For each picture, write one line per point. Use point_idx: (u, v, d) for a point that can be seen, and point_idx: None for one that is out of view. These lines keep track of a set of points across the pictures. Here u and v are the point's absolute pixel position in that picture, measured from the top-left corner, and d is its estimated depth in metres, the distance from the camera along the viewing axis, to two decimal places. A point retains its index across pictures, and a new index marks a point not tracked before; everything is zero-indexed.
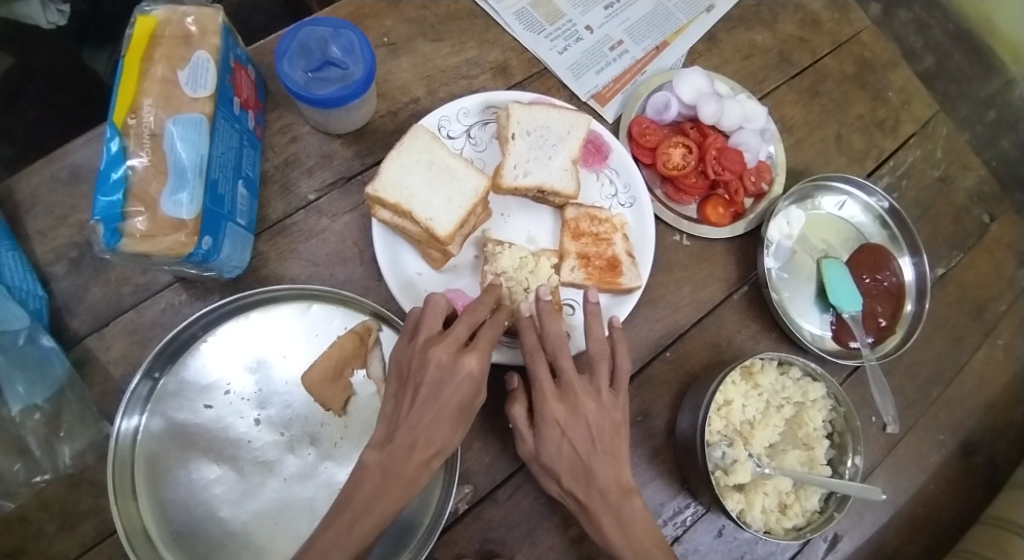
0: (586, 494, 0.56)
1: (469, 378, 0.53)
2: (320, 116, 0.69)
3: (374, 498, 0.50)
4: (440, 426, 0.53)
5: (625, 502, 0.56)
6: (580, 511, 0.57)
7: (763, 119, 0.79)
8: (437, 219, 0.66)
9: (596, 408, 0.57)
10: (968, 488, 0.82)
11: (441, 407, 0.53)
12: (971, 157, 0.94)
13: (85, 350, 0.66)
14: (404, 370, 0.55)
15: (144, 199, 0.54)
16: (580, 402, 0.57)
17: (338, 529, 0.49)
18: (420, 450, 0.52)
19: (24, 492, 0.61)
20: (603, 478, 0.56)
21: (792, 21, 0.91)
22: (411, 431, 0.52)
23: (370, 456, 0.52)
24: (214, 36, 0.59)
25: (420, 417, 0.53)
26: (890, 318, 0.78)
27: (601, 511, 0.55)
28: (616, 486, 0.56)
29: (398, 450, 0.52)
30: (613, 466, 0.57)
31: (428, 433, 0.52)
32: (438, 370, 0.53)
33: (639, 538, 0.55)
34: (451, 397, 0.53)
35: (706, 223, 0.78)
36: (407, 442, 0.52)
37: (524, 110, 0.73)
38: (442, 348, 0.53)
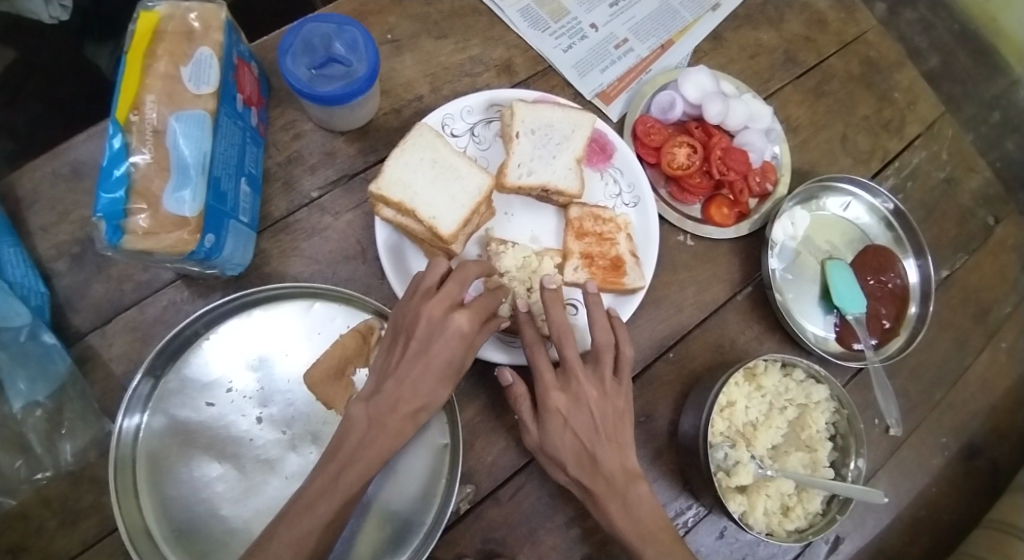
0: (589, 479, 0.55)
1: (459, 333, 0.54)
2: (323, 113, 0.69)
3: (361, 448, 0.51)
4: (427, 381, 0.53)
5: (630, 486, 0.56)
6: (586, 495, 0.57)
7: (768, 119, 0.79)
8: (440, 218, 0.66)
9: (567, 399, 0.57)
10: (970, 491, 0.82)
11: (429, 361, 0.53)
12: (976, 159, 0.93)
13: (87, 347, 0.66)
14: (398, 325, 0.56)
15: (146, 196, 0.54)
16: (546, 396, 0.56)
17: (327, 474, 0.50)
18: (406, 403, 0.53)
19: (26, 488, 0.61)
20: (603, 463, 0.55)
21: (798, 21, 0.91)
22: (398, 383, 0.53)
23: (357, 409, 0.53)
24: (218, 32, 0.59)
25: (408, 371, 0.53)
26: (894, 320, 0.78)
27: (602, 495, 0.55)
28: (621, 471, 0.56)
29: (384, 401, 0.52)
30: (615, 451, 0.57)
31: (414, 386, 0.53)
32: (428, 324, 0.54)
33: (643, 520, 0.54)
34: (439, 352, 0.53)
35: (711, 223, 0.78)
36: (393, 396, 0.53)
37: (528, 108, 0.72)
38: (434, 304, 0.54)
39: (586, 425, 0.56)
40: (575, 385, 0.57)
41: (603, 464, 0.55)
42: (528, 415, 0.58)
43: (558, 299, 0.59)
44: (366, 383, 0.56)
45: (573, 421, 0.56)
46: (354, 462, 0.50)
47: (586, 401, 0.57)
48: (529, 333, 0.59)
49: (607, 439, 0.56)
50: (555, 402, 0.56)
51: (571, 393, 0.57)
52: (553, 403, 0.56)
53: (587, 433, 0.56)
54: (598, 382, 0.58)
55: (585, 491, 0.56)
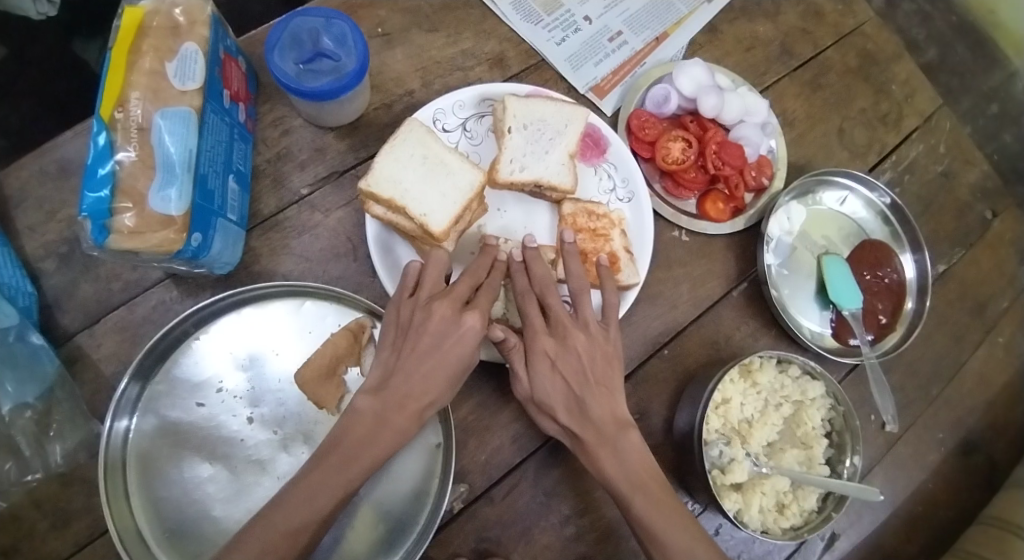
0: (579, 427, 0.56)
1: (472, 332, 0.54)
2: (312, 108, 0.68)
3: (365, 443, 0.50)
4: (437, 378, 0.53)
5: (621, 434, 0.55)
6: (576, 446, 0.57)
7: (764, 112, 0.78)
8: (431, 214, 0.65)
9: (554, 343, 0.57)
10: (966, 487, 0.82)
11: (443, 359, 0.53)
12: (974, 152, 0.92)
13: (76, 347, 0.65)
14: (404, 323, 0.55)
15: (132, 195, 0.53)
16: (533, 340, 0.57)
17: (329, 467, 0.49)
18: (414, 401, 0.52)
19: (17, 490, 0.61)
20: (592, 411, 0.56)
21: (795, 12, 0.89)
22: (407, 379, 0.52)
23: (364, 401, 0.52)
24: (203, 27, 0.58)
25: (418, 365, 0.53)
26: (890, 315, 0.78)
27: (594, 444, 0.55)
28: (612, 419, 0.56)
29: (391, 397, 0.52)
30: (604, 398, 0.56)
31: (422, 383, 0.53)
32: (441, 323, 0.54)
33: (632, 469, 0.54)
34: (451, 350, 0.53)
35: (706, 219, 0.77)
36: (402, 392, 0.52)
37: (521, 102, 0.71)
38: (444, 304, 0.54)
39: (573, 371, 0.56)
40: (563, 330, 0.58)
41: (592, 410, 0.56)
42: (518, 364, 0.58)
43: (539, 258, 0.61)
44: (369, 376, 0.55)
45: (560, 366, 0.57)
46: (357, 458, 0.50)
47: (573, 345, 0.57)
48: (521, 282, 0.60)
49: (597, 391, 0.56)
50: (541, 347, 0.57)
51: (557, 337, 0.58)
52: (540, 346, 0.57)
53: (575, 378, 0.56)
54: (584, 328, 0.58)
55: (576, 441, 0.57)
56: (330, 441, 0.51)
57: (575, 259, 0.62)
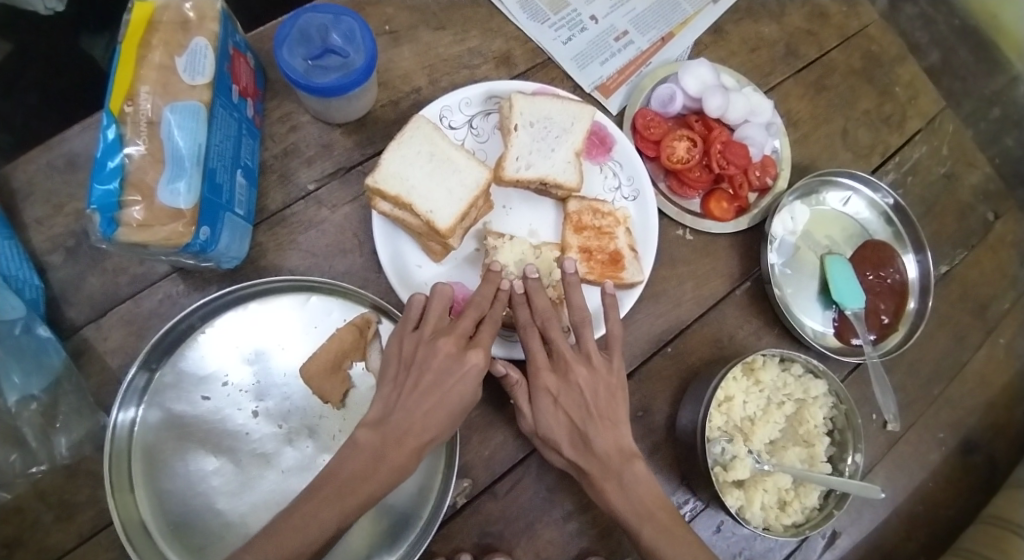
0: (584, 461, 0.56)
1: (474, 371, 0.54)
2: (320, 104, 0.68)
3: (355, 480, 0.50)
4: (438, 415, 0.53)
5: (627, 467, 0.55)
6: (582, 477, 0.57)
7: (768, 113, 0.78)
8: (438, 211, 0.65)
9: (556, 379, 0.57)
10: (966, 487, 0.82)
11: (443, 397, 0.53)
12: (976, 155, 0.93)
13: (82, 340, 0.66)
14: (407, 358, 0.55)
15: (141, 188, 0.53)
16: (535, 376, 0.57)
17: (323, 498, 0.49)
18: (413, 437, 0.52)
19: (21, 482, 0.61)
20: (597, 446, 0.55)
21: (800, 14, 0.90)
22: (406, 416, 0.53)
23: (364, 435, 0.52)
24: (212, 23, 0.58)
25: (418, 404, 0.53)
26: (892, 315, 0.78)
27: (598, 478, 0.55)
28: (617, 451, 0.56)
29: (390, 434, 0.52)
30: (609, 432, 0.56)
31: (424, 419, 0.53)
32: (443, 362, 0.54)
33: (641, 501, 0.55)
34: (453, 388, 0.53)
35: (710, 218, 0.77)
36: (402, 428, 0.52)
37: (527, 100, 0.71)
38: (446, 341, 0.55)
39: (576, 406, 0.56)
40: (566, 366, 0.57)
41: (596, 444, 0.56)
42: (523, 399, 0.58)
43: (541, 289, 0.59)
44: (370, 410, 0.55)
45: (563, 401, 0.56)
46: (353, 492, 0.49)
47: (576, 381, 0.57)
48: (523, 313, 0.59)
49: (599, 424, 0.56)
50: (543, 383, 0.57)
51: (560, 373, 0.57)
52: (542, 382, 0.57)
53: (578, 413, 0.56)
54: (586, 362, 0.58)
55: (581, 474, 0.57)
56: (325, 474, 0.51)
57: (576, 290, 0.60)
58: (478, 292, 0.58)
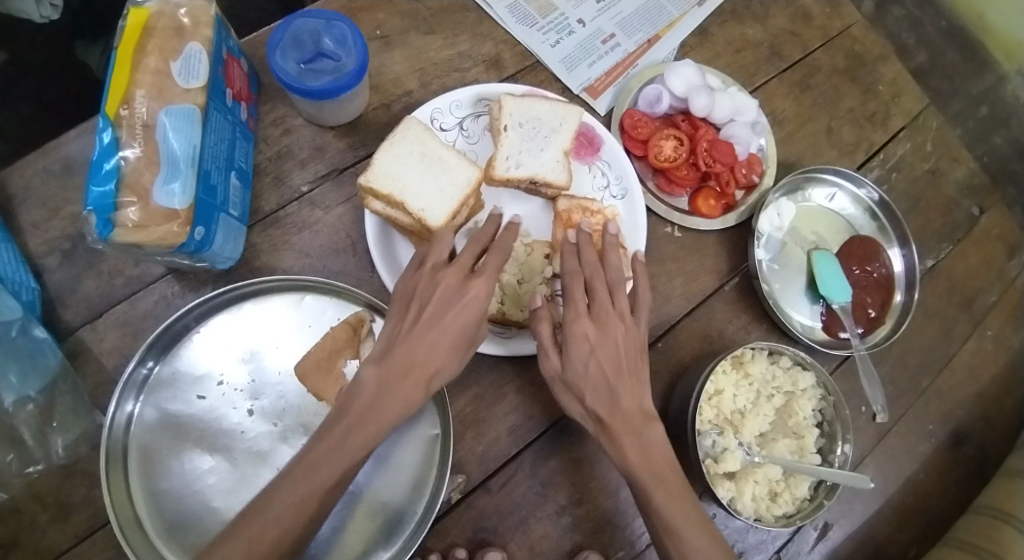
0: (608, 414, 0.55)
1: (476, 301, 0.54)
2: (313, 107, 0.69)
3: (368, 412, 0.50)
4: (442, 346, 0.53)
5: (647, 427, 0.56)
6: (601, 432, 0.56)
7: (754, 111, 0.80)
8: (429, 210, 0.66)
9: (595, 330, 0.57)
10: (957, 477, 0.83)
11: (446, 328, 0.53)
12: (961, 151, 0.95)
13: (78, 341, 0.66)
14: (408, 291, 0.56)
15: (137, 190, 0.54)
16: (573, 322, 0.57)
17: (330, 442, 0.49)
18: (419, 368, 0.52)
19: (18, 482, 0.62)
20: (623, 402, 0.55)
21: (784, 15, 0.92)
22: (410, 348, 0.52)
23: (368, 371, 0.52)
24: (207, 28, 0.59)
25: (421, 337, 0.53)
26: (879, 309, 0.79)
27: (620, 431, 0.55)
28: (639, 411, 0.56)
29: (394, 368, 0.52)
30: (635, 392, 0.57)
31: (427, 351, 0.53)
32: (445, 293, 0.54)
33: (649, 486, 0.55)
34: (454, 319, 0.53)
35: (698, 215, 0.78)
36: (406, 360, 0.52)
37: (516, 101, 0.72)
38: (450, 273, 0.55)
39: (609, 359, 0.56)
40: (604, 319, 0.58)
41: (622, 402, 0.55)
42: (550, 346, 0.58)
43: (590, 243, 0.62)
44: (374, 347, 0.55)
45: (598, 352, 0.56)
46: (362, 426, 0.50)
47: (612, 335, 0.57)
48: (570, 263, 0.61)
49: (627, 383, 0.56)
50: (582, 330, 0.56)
51: (598, 323, 0.58)
52: (580, 329, 0.57)
53: (611, 366, 0.56)
54: (620, 317, 0.59)
55: (601, 428, 0.56)
56: (335, 414, 0.51)
57: (612, 250, 0.63)
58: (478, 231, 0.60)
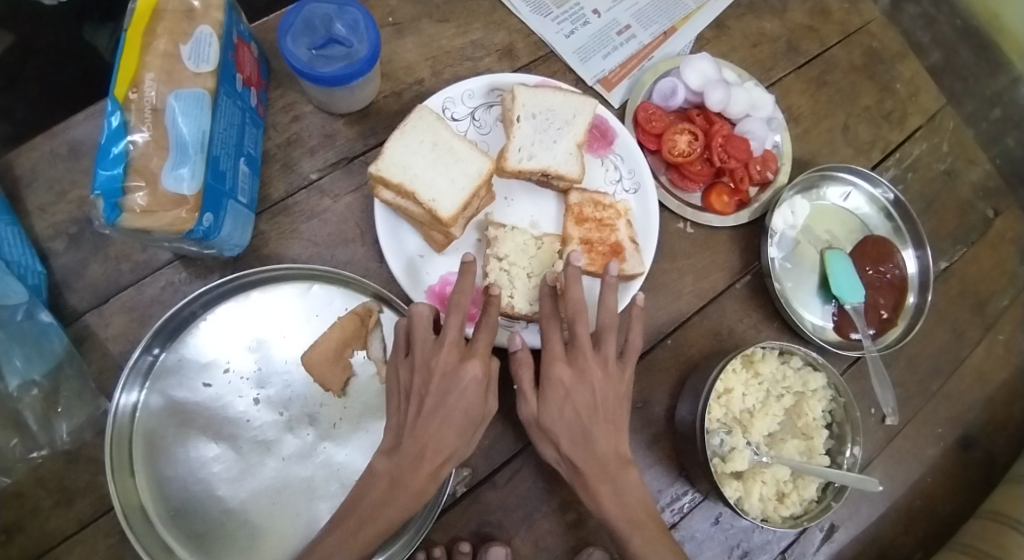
0: (582, 461, 0.56)
1: (474, 381, 0.54)
2: (323, 94, 0.68)
3: (379, 506, 0.53)
4: (447, 434, 0.54)
5: (622, 472, 0.57)
6: (575, 479, 0.57)
7: (769, 108, 0.78)
8: (440, 201, 0.65)
9: (571, 373, 0.58)
10: (965, 481, 0.82)
11: (447, 416, 0.54)
12: (976, 152, 0.93)
13: (84, 327, 0.66)
14: (404, 386, 0.56)
15: (144, 173, 0.53)
16: (550, 366, 0.57)
17: (343, 532, 0.52)
18: (428, 461, 0.53)
19: (21, 467, 0.61)
20: (597, 446, 0.57)
21: (802, 10, 0.90)
22: (416, 439, 0.54)
23: (380, 464, 0.55)
24: (218, 11, 0.58)
25: (425, 428, 0.54)
26: (892, 310, 0.78)
27: (595, 479, 0.56)
28: (614, 456, 0.57)
29: (405, 460, 0.53)
30: (609, 435, 0.58)
31: (435, 443, 0.54)
32: (442, 380, 0.54)
33: (632, 508, 0.56)
34: (455, 405, 0.54)
35: (711, 211, 0.77)
36: (416, 451, 0.53)
37: (529, 93, 0.71)
38: (446, 355, 0.55)
39: (585, 402, 0.57)
40: (582, 363, 0.58)
41: (597, 446, 0.56)
42: (528, 387, 0.58)
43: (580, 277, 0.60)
44: (385, 437, 0.57)
45: (573, 396, 0.57)
46: (373, 519, 0.52)
47: (590, 379, 0.58)
48: (547, 306, 0.61)
49: (603, 427, 0.57)
50: (558, 375, 0.57)
51: (576, 369, 0.58)
52: (556, 374, 0.57)
53: (586, 409, 0.57)
54: (601, 364, 0.59)
55: (575, 474, 0.57)
56: (349, 503, 0.54)
57: (577, 283, 0.60)
58: (458, 287, 0.57)
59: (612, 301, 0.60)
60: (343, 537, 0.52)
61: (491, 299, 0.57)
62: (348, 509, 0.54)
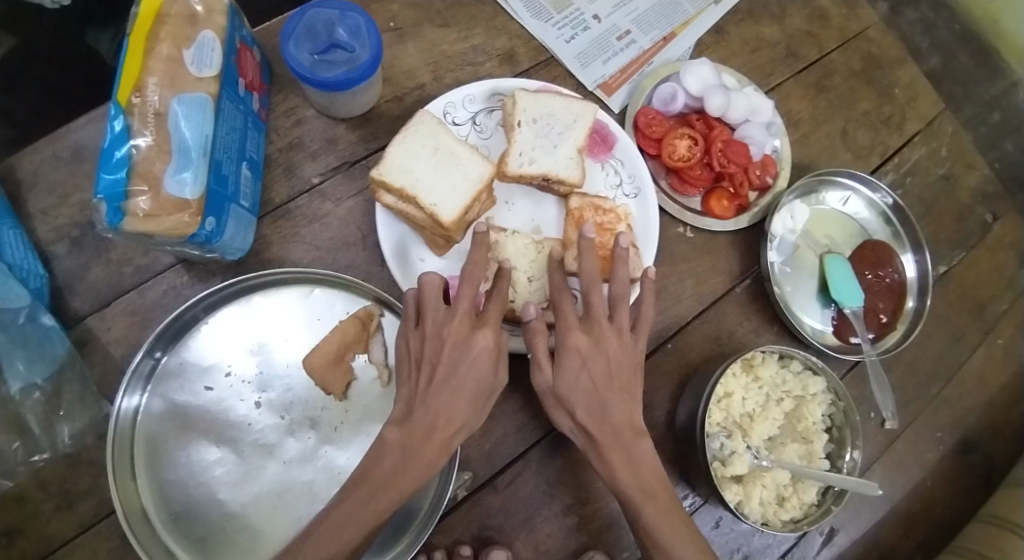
0: (596, 428, 0.56)
1: (486, 349, 0.55)
2: (325, 99, 0.69)
3: (391, 477, 0.52)
4: (460, 403, 0.54)
5: (637, 442, 0.56)
6: (590, 446, 0.57)
7: (769, 113, 0.79)
8: (441, 205, 0.65)
9: (587, 341, 0.58)
10: (965, 485, 0.83)
11: (459, 384, 0.54)
12: (975, 157, 0.94)
13: (86, 330, 0.66)
14: (415, 355, 0.56)
15: (147, 178, 0.54)
16: (567, 334, 0.58)
17: (355, 501, 0.51)
18: (439, 431, 0.53)
19: (22, 470, 0.61)
20: (613, 415, 0.56)
21: (801, 15, 0.91)
22: (429, 409, 0.53)
23: (391, 433, 0.54)
24: (220, 16, 0.59)
25: (436, 397, 0.54)
26: (891, 314, 0.79)
27: (610, 447, 0.56)
28: (630, 425, 0.57)
29: (416, 429, 0.53)
30: (626, 404, 0.57)
31: (448, 410, 0.54)
32: (453, 349, 0.55)
33: (644, 475, 0.55)
34: (467, 374, 0.54)
35: (711, 216, 0.78)
36: (427, 422, 0.53)
37: (531, 97, 0.72)
38: (459, 322, 0.56)
39: (600, 371, 0.57)
40: (598, 332, 0.58)
41: (612, 414, 0.56)
42: (543, 356, 0.58)
43: (592, 249, 0.62)
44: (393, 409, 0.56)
45: (589, 365, 0.57)
46: (386, 490, 0.51)
47: (606, 349, 0.58)
48: (558, 281, 0.62)
49: (619, 395, 0.57)
50: (575, 342, 0.57)
51: (592, 337, 0.58)
52: (572, 342, 0.57)
53: (602, 378, 0.57)
54: (617, 334, 0.59)
55: (589, 441, 0.57)
56: (359, 475, 0.53)
57: (590, 254, 0.62)
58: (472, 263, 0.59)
59: (625, 273, 0.61)
60: (355, 507, 0.51)
61: (503, 274, 0.61)
62: (358, 481, 0.53)
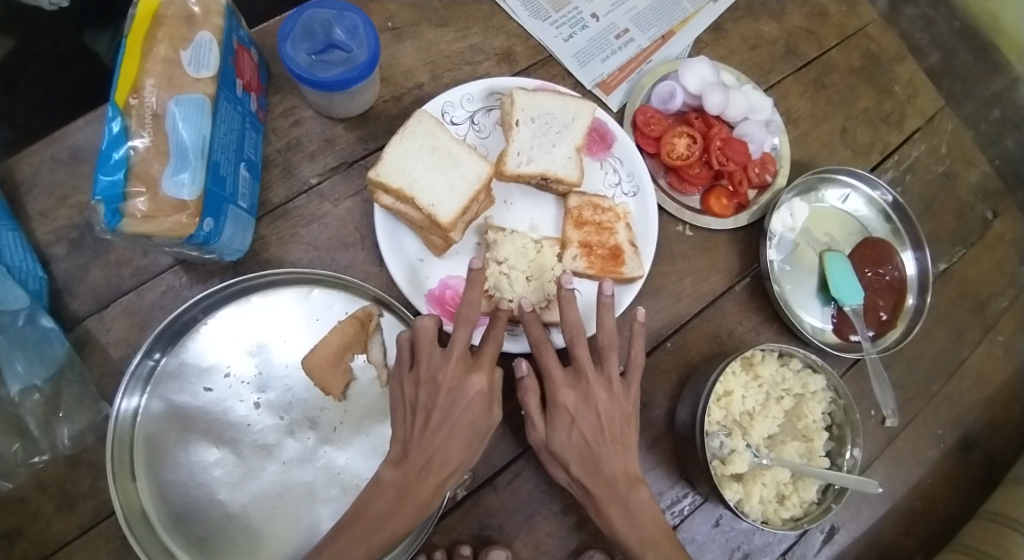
0: (591, 482, 0.57)
1: (480, 395, 0.56)
2: (323, 99, 0.69)
3: (383, 518, 0.53)
4: (454, 445, 0.55)
5: (631, 491, 0.57)
6: (586, 499, 0.58)
7: (768, 111, 0.79)
8: (439, 205, 0.65)
9: (575, 396, 0.58)
10: (965, 483, 0.82)
11: (453, 429, 0.55)
12: (975, 153, 0.93)
13: (85, 332, 0.66)
14: (410, 401, 0.56)
15: (145, 179, 0.54)
16: (555, 393, 0.58)
17: (350, 538, 0.52)
18: (434, 473, 0.55)
19: (22, 472, 0.61)
20: (606, 467, 0.57)
21: (800, 13, 0.90)
22: (423, 447, 0.55)
23: (387, 473, 0.55)
24: (217, 17, 0.58)
25: (432, 439, 0.55)
26: (891, 312, 0.78)
27: (604, 500, 0.57)
28: (624, 476, 0.58)
29: (411, 470, 0.54)
30: (618, 456, 0.58)
31: (442, 455, 0.55)
32: (448, 394, 0.56)
33: (643, 526, 0.56)
34: (461, 417, 0.55)
35: (710, 214, 0.78)
36: (422, 462, 0.54)
37: (528, 97, 0.72)
38: (452, 367, 0.56)
39: (590, 426, 0.58)
40: (586, 386, 0.59)
41: (605, 465, 0.57)
42: (536, 412, 0.59)
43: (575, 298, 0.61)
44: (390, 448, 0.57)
45: (579, 421, 0.58)
46: (378, 530, 0.52)
47: (595, 402, 0.59)
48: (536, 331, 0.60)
49: (611, 446, 0.58)
50: (563, 401, 0.58)
51: (580, 392, 0.59)
52: (562, 399, 0.58)
53: (592, 431, 0.58)
54: (607, 386, 0.60)
55: (586, 494, 0.58)
56: (352, 513, 0.53)
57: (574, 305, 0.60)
58: (467, 299, 0.58)
59: (611, 320, 0.60)
60: (349, 544, 0.51)
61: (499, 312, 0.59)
62: (352, 518, 0.53)
